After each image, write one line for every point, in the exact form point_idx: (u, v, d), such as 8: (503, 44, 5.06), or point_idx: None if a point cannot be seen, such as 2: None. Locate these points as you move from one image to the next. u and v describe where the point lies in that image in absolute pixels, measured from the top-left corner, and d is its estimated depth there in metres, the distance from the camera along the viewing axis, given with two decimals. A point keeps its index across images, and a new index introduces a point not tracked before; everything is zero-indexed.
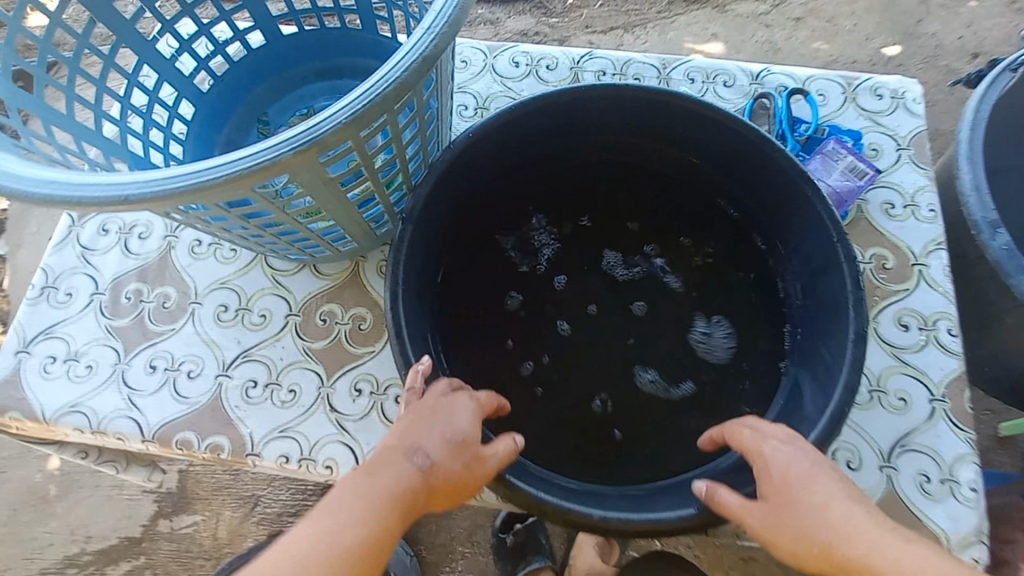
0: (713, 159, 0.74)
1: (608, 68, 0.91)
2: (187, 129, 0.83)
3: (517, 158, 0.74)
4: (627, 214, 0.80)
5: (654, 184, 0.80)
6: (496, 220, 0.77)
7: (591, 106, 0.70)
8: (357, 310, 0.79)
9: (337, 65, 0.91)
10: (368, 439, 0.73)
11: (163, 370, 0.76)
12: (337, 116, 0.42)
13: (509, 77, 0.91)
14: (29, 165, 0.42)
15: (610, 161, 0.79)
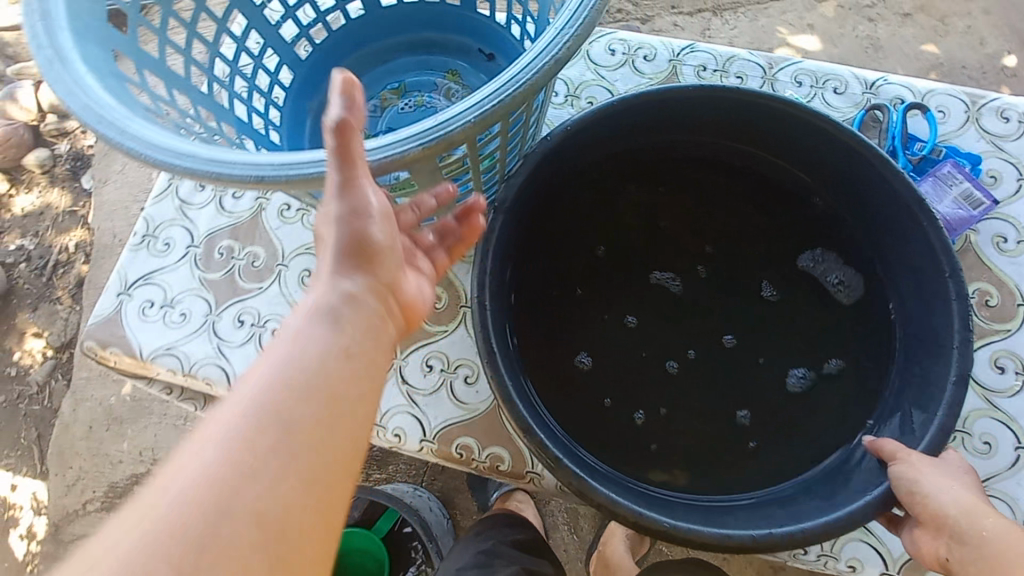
0: (818, 166, 0.70)
1: (708, 63, 0.88)
2: (284, 96, 0.85)
3: (600, 152, 0.72)
4: (715, 220, 0.75)
5: (749, 190, 0.76)
6: (574, 215, 0.74)
7: (682, 103, 0.67)
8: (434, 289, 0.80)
9: (432, 40, 0.92)
10: (435, 413, 0.75)
11: (249, 325, 0.80)
12: (467, 114, 0.43)
13: (604, 65, 0.89)
14: (170, 136, 0.46)
15: (702, 162, 0.76)
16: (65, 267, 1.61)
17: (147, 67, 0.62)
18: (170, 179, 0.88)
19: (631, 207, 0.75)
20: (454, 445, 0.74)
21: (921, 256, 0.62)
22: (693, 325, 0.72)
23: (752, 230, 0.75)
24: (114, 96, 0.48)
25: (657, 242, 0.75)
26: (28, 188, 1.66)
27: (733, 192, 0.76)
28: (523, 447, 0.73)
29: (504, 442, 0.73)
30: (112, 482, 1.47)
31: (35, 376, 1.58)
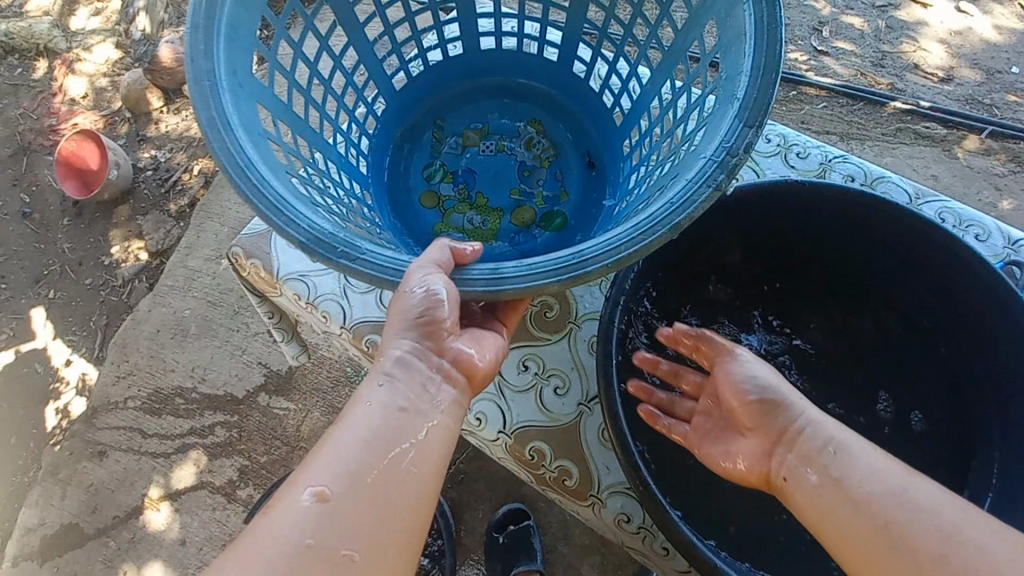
0: (934, 291, 0.75)
1: (857, 176, 0.92)
2: (376, 124, 0.94)
3: (734, 230, 0.80)
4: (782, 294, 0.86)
5: (859, 297, 0.83)
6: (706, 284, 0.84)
7: (822, 207, 0.76)
8: (546, 298, 0.85)
9: (519, 86, 0.99)
10: (519, 411, 0.78)
11: None
12: (605, 256, 0.50)
13: (759, 150, 0.95)
14: (297, 201, 0.54)
15: (817, 257, 0.83)
16: (184, 186, 1.81)
17: (279, 115, 0.69)
18: None
19: (763, 277, 0.86)
20: (528, 444, 0.76)
21: (806, 493, 0.56)
22: None
23: (863, 324, 0.84)
24: (266, 164, 0.55)
25: (727, 302, 0.86)
26: (174, 109, 1.92)
27: (854, 299, 0.83)
28: (594, 468, 0.74)
29: (576, 458, 0.75)
30: (160, 386, 1.58)
31: (123, 270, 1.75)
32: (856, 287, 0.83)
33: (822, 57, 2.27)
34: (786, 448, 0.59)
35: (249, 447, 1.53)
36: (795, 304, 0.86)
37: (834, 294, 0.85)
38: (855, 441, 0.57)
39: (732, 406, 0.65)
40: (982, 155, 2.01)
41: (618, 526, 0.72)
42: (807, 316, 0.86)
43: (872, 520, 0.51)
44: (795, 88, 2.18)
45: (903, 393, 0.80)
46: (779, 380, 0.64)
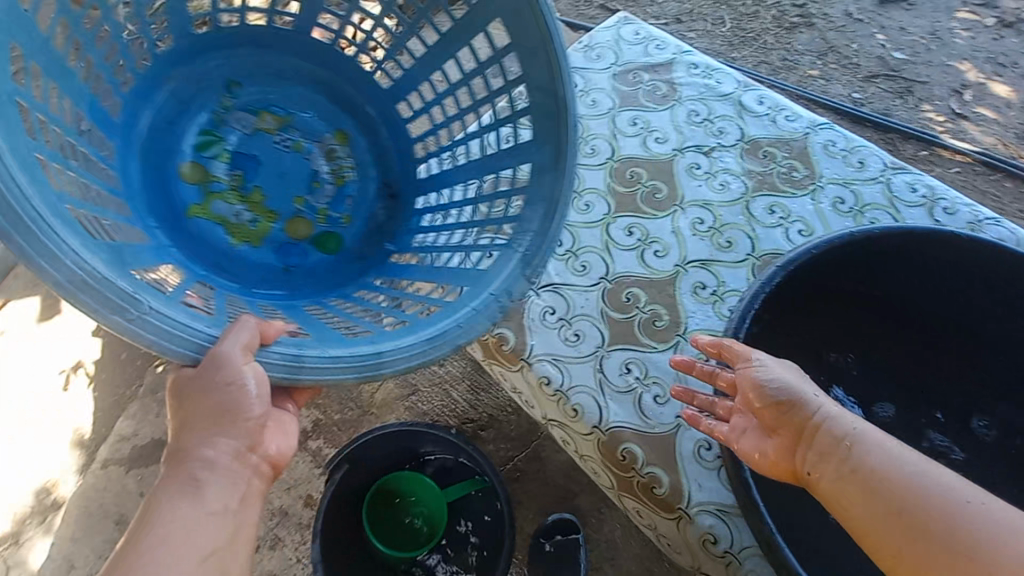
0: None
1: (1011, 241, 0.87)
2: (132, 78, 0.76)
3: (872, 273, 0.78)
4: (914, 361, 0.82)
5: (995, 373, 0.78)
6: (830, 326, 0.81)
7: (974, 263, 0.73)
8: (657, 308, 0.86)
9: (331, 60, 0.88)
10: (616, 410, 0.79)
11: None
12: (402, 362, 0.56)
13: (901, 198, 0.92)
14: (80, 253, 0.45)
15: (958, 327, 0.78)
16: None
17: (49, 158, 0.55)
18: None
19: (893, 332, 0.81)
20: (622, 445, 0.77)
21: (829, 487, 0.52)
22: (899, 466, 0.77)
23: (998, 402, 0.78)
24: (48, 206, 0.45)
25: (848, 350, 0.82)
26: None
27: (994, 373, 0.78)
28: (685, 482, 0.74)
29: (668, 468, 0.75)
30: None
31: None
32: (997, 362, 0.77)
33: (961, 121, 2.13)
34: (805, 444, 0.55)
35: (326, 402, 1.62)
36: (923, 367, 0.81)
37: (969, 365, 0.79)
38: (867, 430, 0.54)
39: (751, 399, 0.60)
40: None
41: (703, 545, 0.71)
42: (934, 381, 0.81)
43: (886, 507, 0.48)
44: (926, 149, 2.06)
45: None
46: (803, 378, 0.60)
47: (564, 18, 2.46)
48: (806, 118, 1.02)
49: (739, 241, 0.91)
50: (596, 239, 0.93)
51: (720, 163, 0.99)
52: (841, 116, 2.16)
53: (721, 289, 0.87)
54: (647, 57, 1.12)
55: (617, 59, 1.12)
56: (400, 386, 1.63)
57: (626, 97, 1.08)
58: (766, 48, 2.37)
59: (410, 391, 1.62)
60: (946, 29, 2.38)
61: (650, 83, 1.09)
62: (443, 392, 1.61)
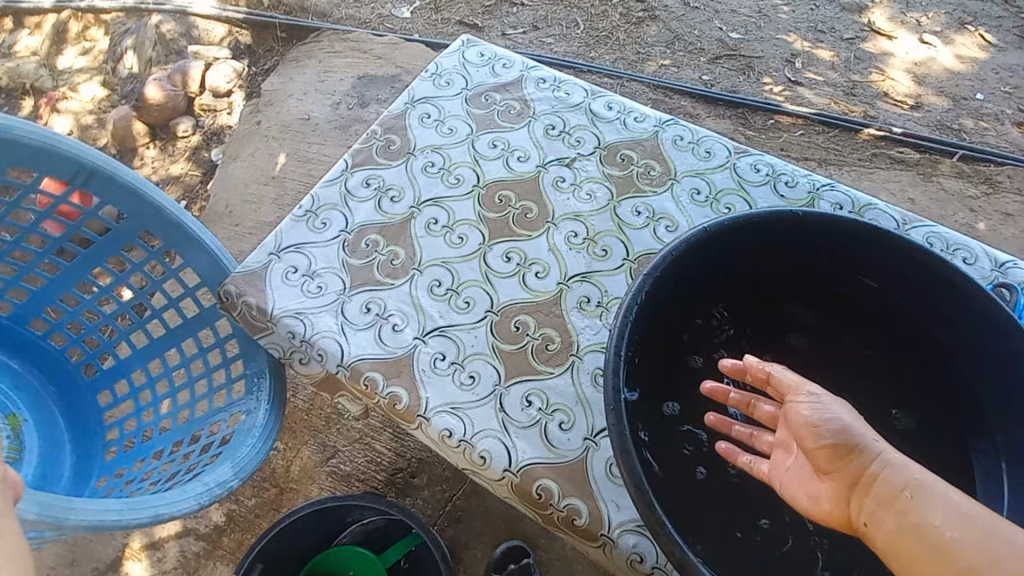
0: (925, 308, 0.76)
1: (845, 204, 0.95)
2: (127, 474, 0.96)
3: (737, 256, 0.80)
4: (788, 327, 0.85)
5: (856, 332, 0.83)
6: (707, 308, 0.83)
7: (824, 234, 0.77)
8: (547, 331, 0.85)
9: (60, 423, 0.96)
10: (524, 447, 0.76)
11: (374, 314, 0.86)
12: None
13: (749, 179, 0.97)
14: None
15: (812, 288, 0.83)
16: None
17: None
18: (343, 169, 1.00)
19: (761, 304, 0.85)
20: (537, 482, 0.74)
21: (887, 539, 0.52)
22: None
23: (862, 354, 0.83)
24: None
25: (729, 325, 0.84)
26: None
27: (853, 329, 0.83)
28: (603, 506, 0.72)
29: (585, 495, 0.73)
30: None
31: None
32: (853, 320, 0.83)
33: (796, 87, 2.36)
34: (861, 493, 0.55)
35: (237, 490, 1.47)
36: (795, 326, 0.85)
37: (830, 322, 0.84)
38: (931, 481, 0.53)
39: (805, 442, 0.60)
40: (956, 178, 2.08)
41: (631, 565, 0.70)
42: (808, 340, 0.85)
43: (953, 564, 0.49)
44: (772, 117, 2.26)
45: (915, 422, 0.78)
46: (861, 421, 0.59)
47: (424, 38, 2.44)
48: (652, 117, 1.06)
49: (613, 247, 0.92)
50: (475, 271, 0.90)
51: (583, 173, 1.00)
52: (696, 99, 2.32)
53: (605, 299, 0.88)
54: (496, 77, 1.11)
55: (466, 84, 1.10)
56: (317, 450, 1.52)
57: (482, 120, 1.06)
58: (620, 44, 2.49)
59: (329, 454, 1.51)
60: (769, 7, 2.63)
61: (503, 103, 1.08)
62: (368, 447, 1.52)
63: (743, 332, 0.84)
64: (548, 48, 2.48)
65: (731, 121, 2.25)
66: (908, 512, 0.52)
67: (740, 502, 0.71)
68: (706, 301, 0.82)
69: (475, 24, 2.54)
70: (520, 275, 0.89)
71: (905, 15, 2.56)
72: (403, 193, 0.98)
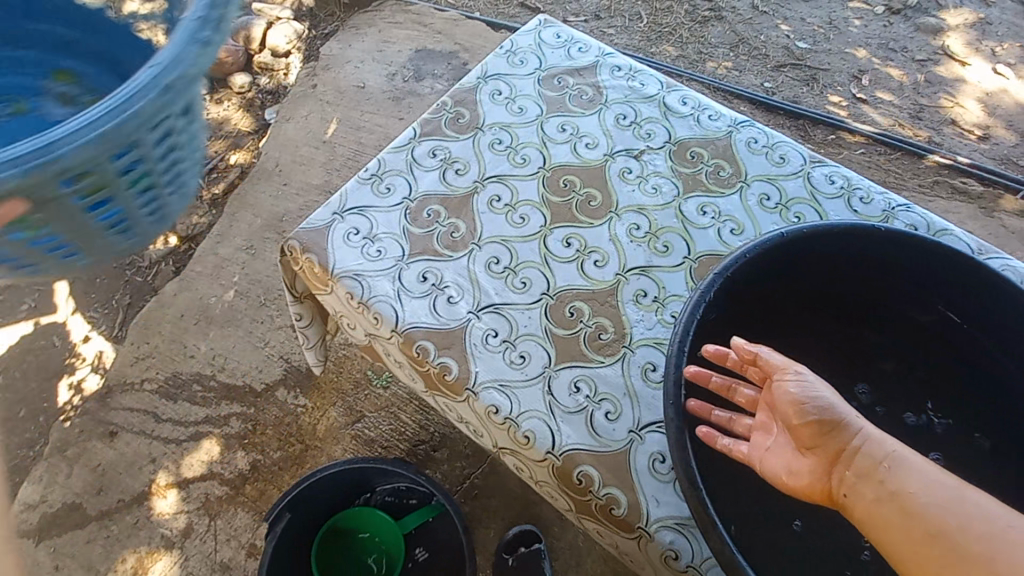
0: (1003, 342, 0.73)
1: (920, 226, 0.92)
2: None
3: (810, 264, 0.78)
4: (845, 341, 0.83)
5: (920, 363, 0.81)
6: (768, 312, 0.80)
7: (902, 253, 0.75)
8: (602, 320, 0.84)
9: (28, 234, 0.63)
10: (569, 432, 0.76)
11: (431, 284, 0.87)
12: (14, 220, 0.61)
13: (821, 190, 0.95)
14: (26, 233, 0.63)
15: (878, 304, 0.81)
16: (219, 176, 1.99)
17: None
18: (411, 137, 1.00)
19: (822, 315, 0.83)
20: (578, 467, 0.74)
21: (867, 508, 0.54)
22: None
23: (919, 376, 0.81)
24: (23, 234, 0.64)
25: (785, 331, 0.82)
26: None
27: (913, 351, 0.81)
28: (643, 499, 0.72)
29: (625, 486, 0.73)
30: (178, 372, 1.57)
31: (151, 252, 1.81)
32: (917, 340, 0.81)
33: (861, 104, 2.28)
34: (842, 466, 0.57)
35: (264, 441, 1.51)
36: (853, 341, 0.83)
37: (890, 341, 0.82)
38: (906, 455, 0.56)
39: (790, 419, 0.60)
40: (1019, 215, 2.00)
41: (665, 561, 0.70)
42: (864, 356, 0.83)
43: (924, 528, 0.51)
44: (832, 133, 2.19)
45: (973, 455, 0.75)
46: (839, 397, 0.60)
47: (484, 17, 2.42)
48: (726, 117, 1.04)
49: (675, 244, 0.91)
50: (534, 252, 0.90)
51: (650, 166, 0.99)
52: (754, 106, 2.26)
53: (662, 294, 0.87)
54: (570, 61, 1.10)
55: (539, 64, 1.09)
56: (344, 413, 1.54)
57: (552, 102, 1.05)
58: (682, 42, 2.43)
59: (355, 417, 1.53)
60: (841, 19, 2.54)
61: (574, 87, 1.07)
62: (393, 415, 1.54)
63: (798, 340, 0.83)
64: (608, 40, 2.44)
65: (789, 132, 2.19)
66: (887, 485, 0.54)
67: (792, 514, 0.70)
68: (774, 308, 0.81)
69: (536, 8, 2.51)
70: (579, 262, 0.89)
71: (983, 41, 2.45)
72: (468, 167, 0.98)
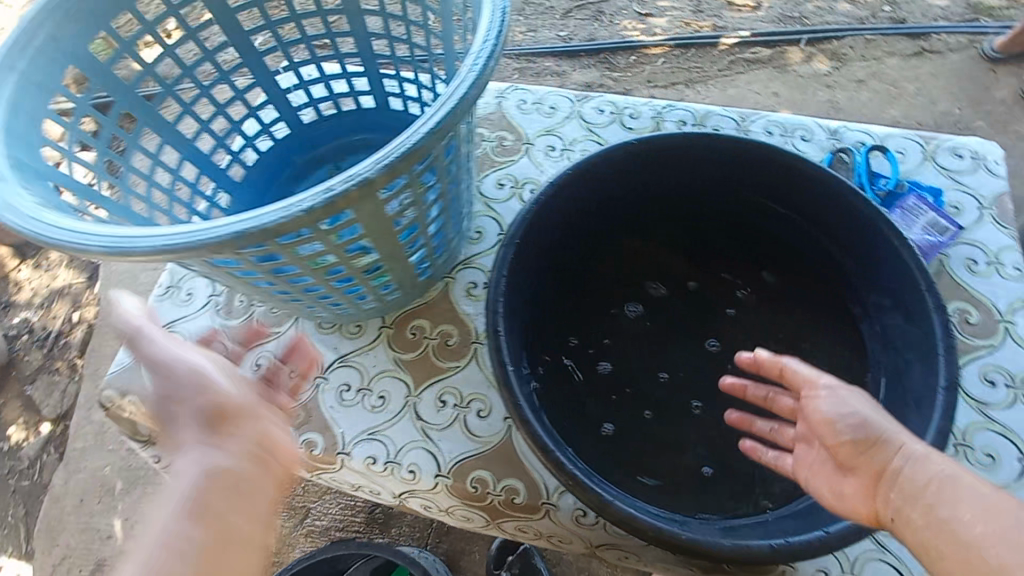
0: (776, 197, 0.77)
1: (688, 119, 0.98)
2: None
3: (594, 202, 0.77)
4: (660, 245, 0.85)
5: (726, 239, 0.84)
6: (576, 257, 0.81)
7: (665, 157, 0.75)
8: (445, 327, 0.84)
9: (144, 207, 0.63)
10: (450, 448, 0.76)
11: (267, 369, 0.83)
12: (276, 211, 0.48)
13: (595, 123, 1.00)
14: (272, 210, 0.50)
15: (670, 205, 0.83)
16: None
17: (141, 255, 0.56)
18: None
19: (628, 238, 0.84)
20: (472, 477, 0.74)
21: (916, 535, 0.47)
22: (689, 344, 0.80)
23: (732, 252, 0.84)
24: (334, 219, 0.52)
25: (601, 265, 0.83)
26: (34, 262, 1.57)
27: (716, 231, 0.84)
28: (538, 476, 0.73)
29: (520, 473, 0.74)
30: None
31: None
32: (717, 221, 0.84)
33: (648, 19, 2.39)
34: (883, 488, 0.51)
35: None
36: (665, 244, 0.85)
37: (696, 231, 0.84)
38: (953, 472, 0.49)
39: (824, 440, 0.55)
40: (808, 62, 2.20)
41: (578, 521, 0.72)
42: (680, 255, 0.84)
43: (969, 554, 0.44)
44: (633, 54, 2.31)
45: (796, 296, 0.81)
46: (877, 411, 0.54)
47: None
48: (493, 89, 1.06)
49: (486, 226, 0.92)
50: None
51: None
52: (558, 58, 2.34)
53: None
54: None
55: None
56: (288, 517, 1.46)
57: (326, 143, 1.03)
58: None
59: (300, 516, 1.45)
60: None
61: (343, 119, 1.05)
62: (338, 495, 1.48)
63: (618, 268, 0.84)
64: None
65: (597, 69, 2.29)
66: (934, 511, 0.47)
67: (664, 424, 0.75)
68: (583, 248, 0.81)
69: None
70: None
71: None
72: None
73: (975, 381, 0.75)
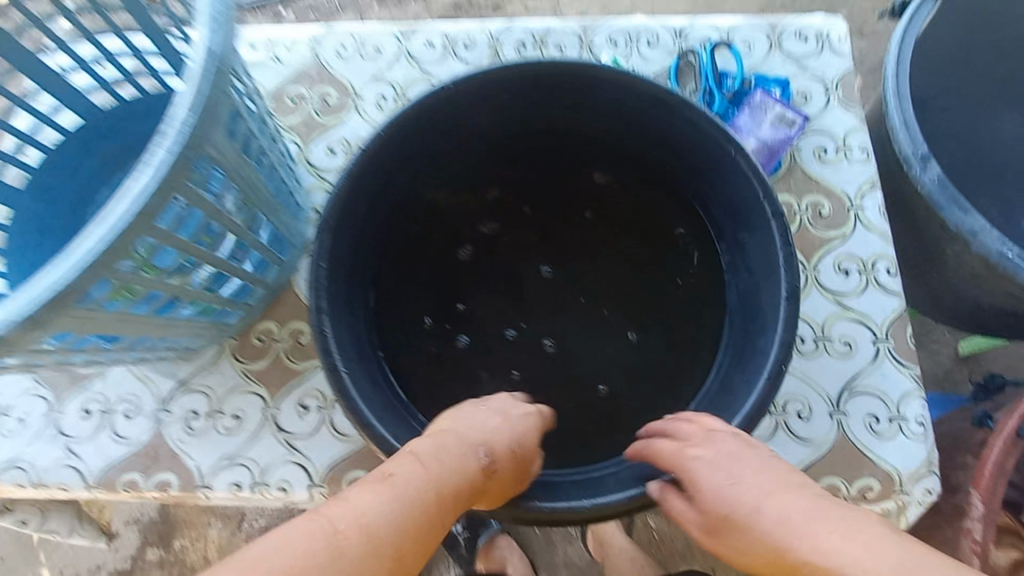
0: (610, 117, 0.69)
1: (527, 41, 0.88)
2: None
3: (410, 160, 0.67)
4: (491, 180, 0.77)
5: (562, 158, 0.77)
6: (401, 219, 0.73)
7: (475, 99, 0.64)
8: (296, 325, 0.75)
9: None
10: (320, 455, 0.71)
11: (98, 414, 0.73)
12: None
13: (427, 61, 0.88)
14: None
15: (495, 141, 0.74)
16: None
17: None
18: None
19: (452, 180, 0.75)
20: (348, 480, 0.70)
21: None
22: (534, 279, 0.77)
23: (569, 174, 0.78)
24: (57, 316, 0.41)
25: (431, 216, 0.76)
26: None
27: (551, 153, 0.77)
28: None
29: None
30: None
31: None
32: (548, 145, 0.76)
33: None
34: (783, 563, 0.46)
35: None
36: (495, 179, 0.77)
37: (529, 158, 0.77)
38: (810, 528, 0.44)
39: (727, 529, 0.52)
40: None
41: None
42: (509, 186, 0.78)
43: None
44: None
45: (640, 209, 0.77)
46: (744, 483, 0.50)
47: None
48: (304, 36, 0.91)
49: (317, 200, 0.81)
50: None
51: None
52: None
53: None
54: None
55: None
56: None
57: None
58: None
59: None
60: None
61: None
62: None
63: (450, 214, 0.77)
64: None
65: None
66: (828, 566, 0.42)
67: (539, 381, 0.73)
68: (407, 213, 0.73)
69: None
70: None
71: None
72: None
73: (831, 273, 0.75)
